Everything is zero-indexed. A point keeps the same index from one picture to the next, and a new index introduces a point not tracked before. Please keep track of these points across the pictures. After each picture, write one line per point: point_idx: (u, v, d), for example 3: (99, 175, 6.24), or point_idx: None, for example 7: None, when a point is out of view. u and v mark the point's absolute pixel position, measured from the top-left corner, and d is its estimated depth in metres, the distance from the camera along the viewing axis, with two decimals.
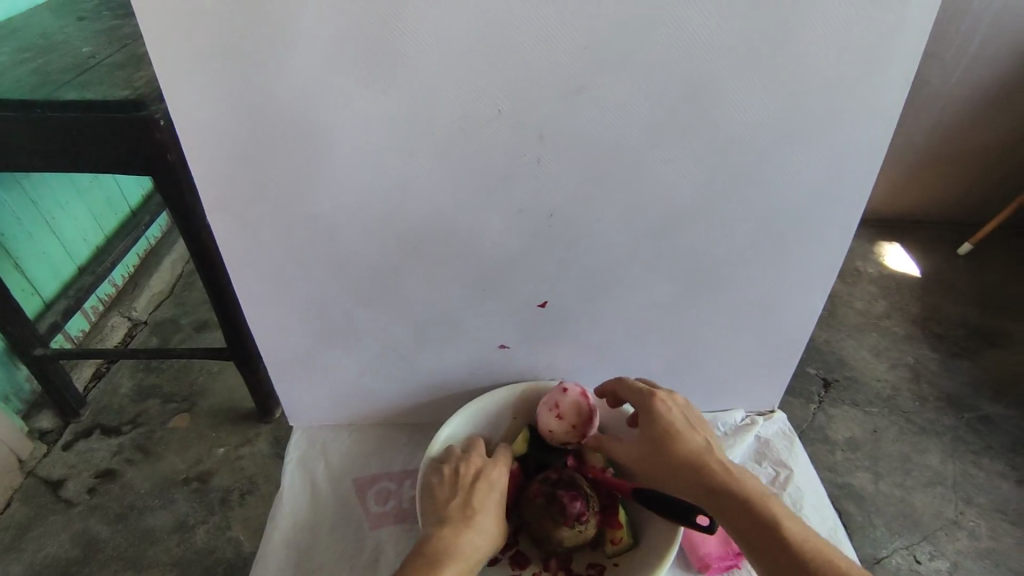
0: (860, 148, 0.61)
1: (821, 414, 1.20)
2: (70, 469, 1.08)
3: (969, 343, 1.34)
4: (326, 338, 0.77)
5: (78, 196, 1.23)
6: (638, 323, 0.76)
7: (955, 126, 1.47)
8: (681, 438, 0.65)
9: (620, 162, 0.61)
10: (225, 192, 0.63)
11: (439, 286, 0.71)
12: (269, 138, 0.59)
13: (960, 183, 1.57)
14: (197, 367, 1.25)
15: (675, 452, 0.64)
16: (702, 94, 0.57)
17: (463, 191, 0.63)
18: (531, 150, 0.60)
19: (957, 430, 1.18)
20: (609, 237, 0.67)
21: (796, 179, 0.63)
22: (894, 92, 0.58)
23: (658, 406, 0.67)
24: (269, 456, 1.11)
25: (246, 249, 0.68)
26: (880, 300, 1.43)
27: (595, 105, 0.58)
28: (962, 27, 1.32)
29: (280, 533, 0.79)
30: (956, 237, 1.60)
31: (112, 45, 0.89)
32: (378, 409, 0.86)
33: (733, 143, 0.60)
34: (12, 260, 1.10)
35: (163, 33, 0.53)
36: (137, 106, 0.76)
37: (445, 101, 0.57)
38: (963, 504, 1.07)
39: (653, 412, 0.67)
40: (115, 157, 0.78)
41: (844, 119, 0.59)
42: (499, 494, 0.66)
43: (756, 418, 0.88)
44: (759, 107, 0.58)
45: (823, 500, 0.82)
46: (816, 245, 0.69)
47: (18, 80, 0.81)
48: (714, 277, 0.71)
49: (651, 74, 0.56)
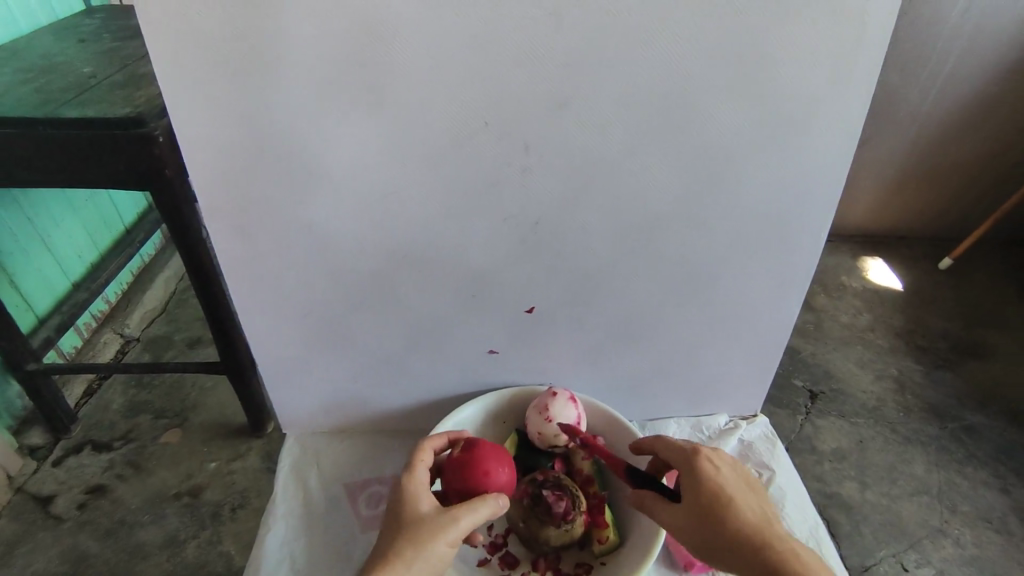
0: (829, 157, 0.65)
1: (808, 425, 1.22)
2: (60, 485, 1.08)
3: (951, 355, 1.37)
4: (320, 347, 0.78)
5: (74, 213, 1.25)
6: (624, 327, 0.78)
7: (931, 144, 1.52)
8: (723, 505, 0.56)
9: (604, 171, 0.64)
10: (223, 203, 0.65)
11: (430, 294, 0.73)
12: (265, 147, 0.62)
13: (939, 199, 1.61)
14: (189, 382, 1.26)
15: (715, 524, 0.55)
16: (681, 106, 0.60)
17: (453, 199, 0.65)
18: (518, 160, 0.63)
19: (941, 439, 1.20)
20: (595, 246, 0.70)
21: (771, 187, 0.66)
22: (859, 104, 0.61)
23: (697, 468, 0.58)
24: (260, 470, 1.11)
25: (243, 259, 0.70)
26: (864, 314, 1.46)
27: (579, 117, 0.61)
28: (933, 49, 1.38)
29: (272, 541, 0.79)
30: (936, 252, 1.64)
31: (114, 66, 0.92)
32: (371, 417, 0.88)
33: (709, 153, 0.64)
34: (6, 275, 1.11)
35: (167, 48, 0.56)
36: (136, 123, 0.78)
37: (434, 113, 0.60)
38: (948, 512, 1.09)
39: (691, 474, 0.58)
40: (114, 173, 0.81)
41: (812, 129, 0.63)
42: (408, 493, 0.59)
43: (739, 422, 0.90)
44: (733, 118, 0.61)
45: (804, 500, 0.83)
46: (793, 251, 0.72)
47: (21, 100, 0.83)
48: (695, 283, 0.74)
49: (631, 87, 0.59)
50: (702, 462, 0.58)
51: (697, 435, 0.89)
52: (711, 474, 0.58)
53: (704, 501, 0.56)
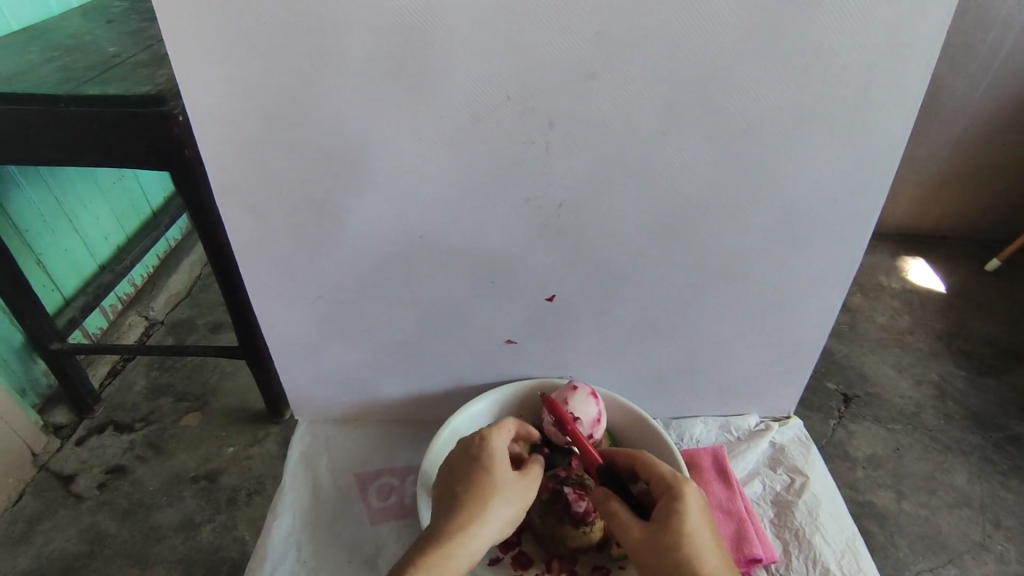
0: (879, 140, 0.60)
1: (841, 429, 1.16)
2: (82, 464, 1.09)
3: (996, 361, 1.29)
4: (335, 332, 0.77)
5: (101, 195, 1.26)
6: (649, 320, 0.75)
7: (982, 138, 1.43)
8: (692, 547, 0.53)
9: (634, 150, 0.60)
10: (238, 180, 0.64)
11: (448, 280, 0.71)
12: (281, 121, 0.60)
13: (988, 197, 1.53)
14: (210, 367, 1.26)
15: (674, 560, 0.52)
16: (716, 82, 0.56)
17: (473, 178, 0.62)
18: (542, 137, 0.60)
19: (984, 449, 1.13)
20: (620, 231, 0.66)
21: (814, 171, 0.62)
22: (916, 81, 0.56)
23: (679, 499, 0.55)
24: (277, 457, 1.10)
25: (257, 239, 0.68)
26: (904, 316, 1.39)
27: (608, 91, 0.57)
28: (988, 36, 1.30)
29: (281, 527, 0.78)
30: (981, 253, 1.55)
31: (138, 45, 0.91)
32: (385, 405, 0.86)
33: (747, 133, 0.59)
34: (34, 255, 1.11)
35: (180, 16, 0.54)
36: (157, 102, 0.77)
37: (454, 86, 0.57)
38: (991, 527, 1.03)
39: (671, 504, 0.55)
40: (133, 152, 0.79)
41: (862, 109, 0.58)
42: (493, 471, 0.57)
43: (771, 424, 0.86)
44: (774, 95, 0.57)
45: (841, 509, 0.78)
46: (838, 241, 0.67)
47: (44, 77, 0.83)
48: (727, 274, 0.70)
49: (665, 60, 0.55)
50: (686, 495, 0.55)
51: (725, 436, 0.85)
52: (691, 509, 0.55)
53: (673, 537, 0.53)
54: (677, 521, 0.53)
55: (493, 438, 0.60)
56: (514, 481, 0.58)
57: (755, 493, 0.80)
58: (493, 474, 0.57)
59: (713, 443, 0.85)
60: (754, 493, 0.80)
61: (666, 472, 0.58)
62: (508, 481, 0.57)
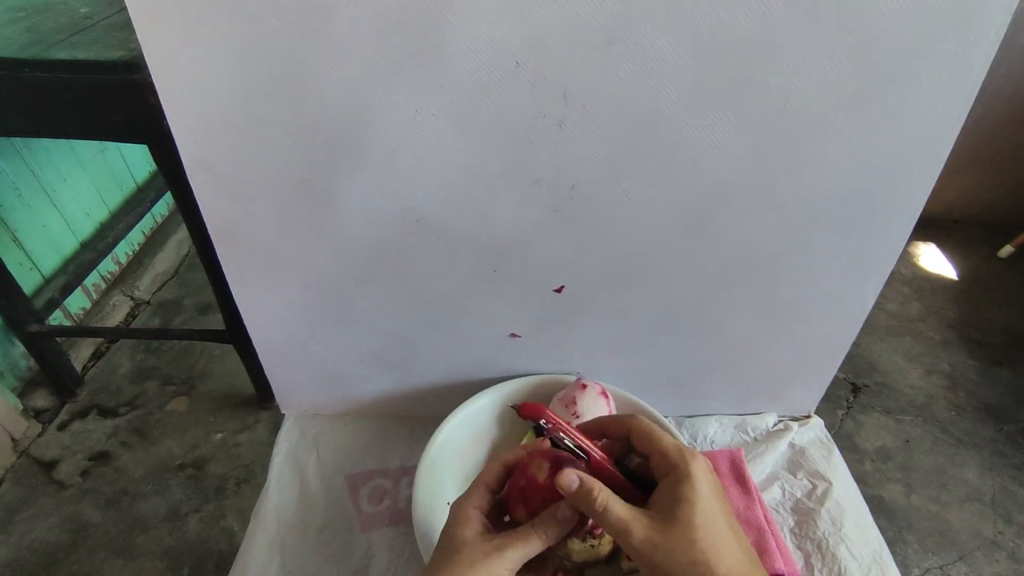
0: (927, 117, 0.54)
1: (849, 420, 1.12)
2: (64, 450, 1.04)
3: (1010, 351, 1.25)
4: (323, 321, 0.71)
5: (81, 168, 1.19)
6: (661, 311, 0.69)
7: (1005, 117, 1.37)
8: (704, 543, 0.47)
9: (657, 126, 0.54)
10: (216, 156, 0.58)
11: (445, 266, 0.65)
12: (263, 93, 0.53)
13: (1005, 181, 1.46)
14: (198, 349, 1.20)
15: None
16: (753, 46, 0.50)
17: (475, 156, 0.57)
18: (553, 111, 0.54)
19: (996, 443, 1.10)
20: (635, 216, 0.61)
21: (852, 156, 0.56)
22: (979, 53, 0.50)
23: (660, 440, 0.54)
24: (267, 444, 1.06)
25: (238, 220, 0.62)
26: (915, 303, 1.34)
27: (629, 58, 0.51)
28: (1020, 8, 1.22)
29: (265, 530, 0.73)
30: (996, 238, 1.49)
31: (112, 6, 0.83)
32: (377, 398, 0.81)
33: (782, 110, 0.53)
34: (9, 232, 1.05)
35: None
36: (131, 69, 0.70)
37: (456, 51, 0.51)
38: (1002, 523, 1.00)
39: (667, 468, 0.52)
40: (106, 124, 0.73)
41: (913, 86, 0.52)
42: (467, 534, 0.51)
43: (790, 423, 0.81)
44: (816, 63, 0.51)
45: (865, 516, 0.74)
46: (870, 231, 0.62)
47: (7, 39, 0.75)
48: (750, 264, 0.64)
49: (696, 24, 0.49)
50: (653, 430, 0.56)
51: (741, 437, 0.81)
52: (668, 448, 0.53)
53: (692, 529, 0.47)
54: (661, 454, 0.53)
55: (468, 554, 0.48)
56: (471, 538, 0.50)
57: (774, 500, 0.76)
58: (459, 539, 0.50)
59: (728, 444, 0.80)
60: (773, 499, 0.76)
61: (673, 454, 0.52)
62: (473, 542, 0.50)
